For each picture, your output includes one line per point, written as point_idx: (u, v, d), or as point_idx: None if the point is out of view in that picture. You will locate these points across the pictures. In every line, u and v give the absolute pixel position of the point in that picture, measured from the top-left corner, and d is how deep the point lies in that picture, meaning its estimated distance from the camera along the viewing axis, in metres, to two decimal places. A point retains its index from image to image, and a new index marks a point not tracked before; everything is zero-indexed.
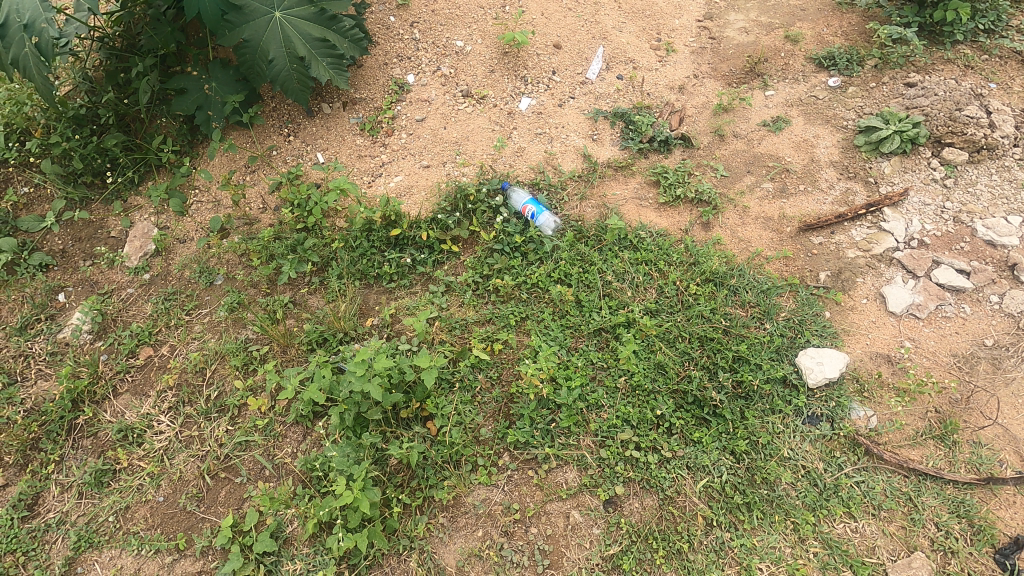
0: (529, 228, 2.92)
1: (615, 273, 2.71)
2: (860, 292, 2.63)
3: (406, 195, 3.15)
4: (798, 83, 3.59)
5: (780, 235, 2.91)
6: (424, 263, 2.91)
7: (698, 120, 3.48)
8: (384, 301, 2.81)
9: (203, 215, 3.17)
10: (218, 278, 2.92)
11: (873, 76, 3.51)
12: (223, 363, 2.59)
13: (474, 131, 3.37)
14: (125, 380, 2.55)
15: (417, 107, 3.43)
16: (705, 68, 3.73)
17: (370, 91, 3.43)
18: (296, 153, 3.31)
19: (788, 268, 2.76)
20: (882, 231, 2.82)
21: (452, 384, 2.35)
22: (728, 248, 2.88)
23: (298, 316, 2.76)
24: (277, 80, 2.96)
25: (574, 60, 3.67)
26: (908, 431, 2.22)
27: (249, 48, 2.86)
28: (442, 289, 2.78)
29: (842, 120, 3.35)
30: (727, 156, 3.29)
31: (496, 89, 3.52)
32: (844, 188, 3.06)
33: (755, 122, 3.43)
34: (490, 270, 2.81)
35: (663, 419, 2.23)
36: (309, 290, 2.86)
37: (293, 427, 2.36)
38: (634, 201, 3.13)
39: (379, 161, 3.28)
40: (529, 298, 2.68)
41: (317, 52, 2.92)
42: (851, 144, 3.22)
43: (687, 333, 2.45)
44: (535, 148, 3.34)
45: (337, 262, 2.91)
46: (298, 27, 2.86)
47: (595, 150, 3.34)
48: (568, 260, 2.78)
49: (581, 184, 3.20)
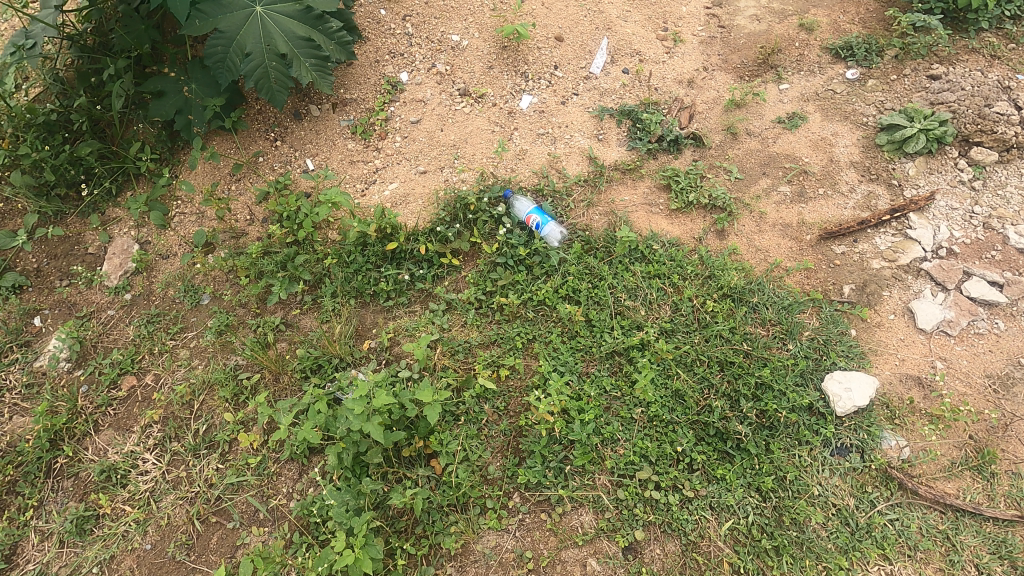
0: (533, 239, 2.78)
1: (626, 289, 2.58)
2: (887, 306, 2.48)
3: (402, 204, 2.97)
4: (814, 76, 3.41)
5: (800, 243, 2.75)
6: (423, 278, 2.75)
7: (708, 117, 3.31)
8: (382, 321, 2.65)
9: (186, 228, 2.98)
10: (204, 298, 2.77)
11: (893, 68, 3.33)
12: (212, 393, 2.44)
13: (473, 132, 3.17)
14: (107, 414, 2.39)
15: (412, 108, 3.21)
16: (715, 61, 3.54)
17: (361, 91, 3.21)
18: (284, 159, 3.11)
19: (810, 281, 2.60)
20: (908, 239, 2.66)
21: (457, 417, 2.21)
22: (745, 258, 2.73)
23: (290, 339, 2.61)
24: (251, 76, 2.71)
25: (577, 53, 3.46)
26: (944, 462, 2.09)
27: (222, 40, 2.64)
28: (442, 308, 2.64)
29: (861, 116, 3.17)
30: (741, 156, 3.13)
31: (496, 86, 3.30)
32: (866, 191, 2.89)
33: (769, 119, 3.26)
34: (494, 285, 2.67)
35: (683, 455, 2.08)
36: (301, 309, 2.70)
37: (288, 465, 2.21)
38: (644, 207, 2.97)
39: (372, 167, 3.09)
40: (535, 317, 2.55)
41: (300, 51, 2.73)
42: (873, 142, 3.04)
43: (706, 357, 2.30)
44: (537, 150, 3.16)
45: (330, 279, 2.74)
46: (281, 24, 2.68)
47: (601, 151, 3.17)
48: (576, 275, 2.65)
49: (588, 189, 3.03)
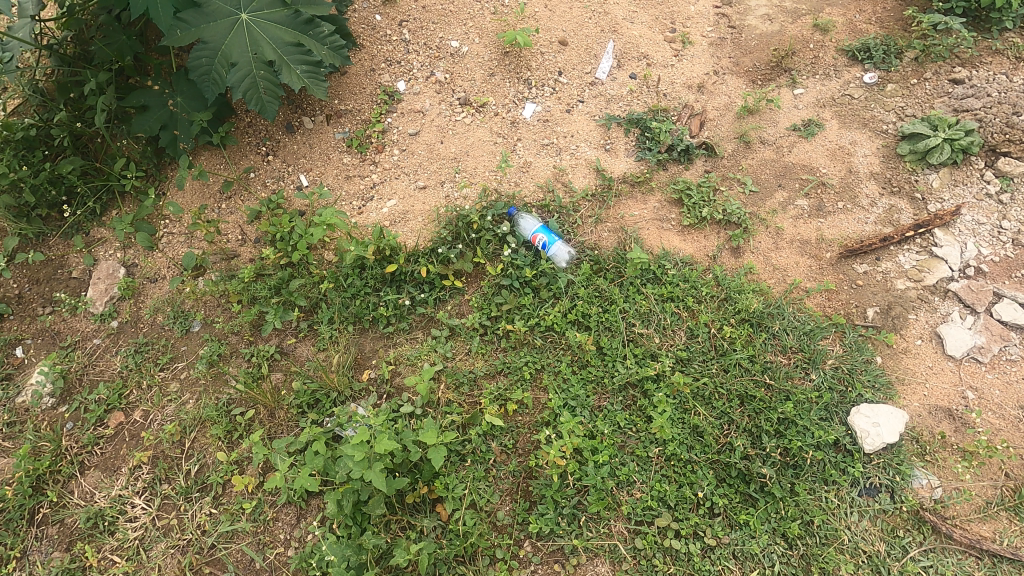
0: (540, 259, 2.66)
1: (639, 314, 2.46)
2: (913, 331, 2.36)
3: (401, 222, 2.83)
4: (830, 80, 3.26)
5: (819, 261, 2.63)
6: (424, 302, 2.63)
7: (720, 124, 3.17)
8: (382, 349, 2.53)
9: (175, 249, 2.85)
10: (195, 324, 2.65)
11: (913, 71, 3.18)
12: (204, 430, 2.32)
13: (475, 144, 3.02)
14: (93, 454, 2.28)
15: (410, 119, 3.06)
16: (725, 64, 3.38)
17: (356, 101, 3.05)
18: (276, 174, 2.96)
19: (831, 304, 2.47)
20: (933, 257, 2.54)
21: (464, 457, 2.10)
22: (762, 278, 2.61)
23: (286, 370, 2.49)
24: (238, 87, 2.52)
25: (582, 57, 3.30)
26: (978, 502, 1.99)
27: (206, 51, 2.47)
28: (445, 334, 2.52)
29: (881, 123, 3.03)
30: (755, 167, 3.00)
31: (498, 95, 3.14)
32: (887, 205, 2.76)
33: (784, 126, 3.11)
34: (499, 310, 2.55)
35: (704, 500, 1.99)
36: (297, 337, 2.58)
37: (285, 509, 2.11)
38: (655, 223, 2.84)
39: (370, 182, 2.95)
40: (544, 344, 2.43)
41: (290, 57, 2.54)
42: (894, 151, 2.91)
43: (725, 390, 2.19)
44: (542, 163, 3.02)
45: (327, 304, 2.62)
46: (269, 31, 2.52)
47: (609, 163, 3.03)
48: (585, 298, 2.52)
49: (596, 204, 2.90)
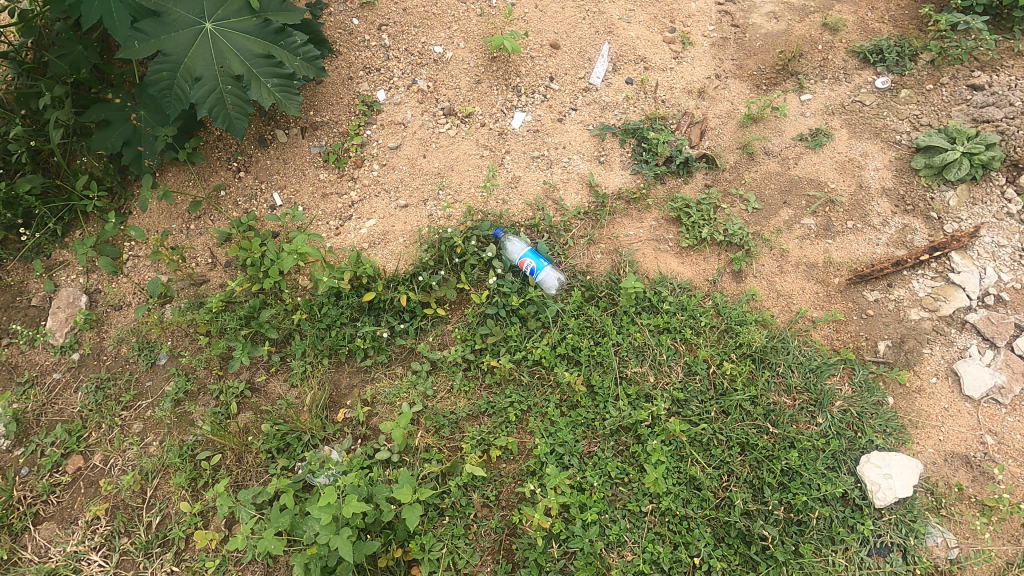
0: (528, 285, 2.49)
1: (633, 348, 2.30)
2: (928, 367, 2.19)
3: (381, 244, 2.66)
4: (839, 84, 3.05)
5: (827, 287, 2.45)
6: (404, 333, 2.46)
7: (722, 133, 2.97)
8: (358, 385, 2.38)
9: (141, 273, 2.69)
10: (161, 357, 2.49)
11: (929, 75, 2.97)
12: (167, 477, 2.19)
13: (460, 158, 2.84)
14: (48, 504, 2.15)
15: (391, 132, 2.86)
16: (728, 67, 3.17)
17: (333, 112, 2.85)
18: (248, 192, 2.78)
19: (839, 336, 2.30)
20: (950, 284, 2.36)
21: (443, 511, 1.98)
22: (765, 305, 2.44)
23: (256, 409, 2.35)
24: (203, 104, 2.34)
25: (575, 61, 3.09)
26: (997, 562, 1.85)
27: (168, 63, 2.27)
28: (426, 369, 2.36)
29: (894, 133, 2.83)
30: (759, 181, 2.81)
31: (485, 104, 2.94)
32: (900, 224, 2.58)
33: (790, 136, 2.92)
34: (484, 342, 2.39)
35: (701, 563, 1.87)
36: (268, 372, 2.42)
37: (251, 565, 2.01)
38: (652, 244, 2.66)
39: (348, 200, 2.77)
40: (531, 382, 2.28)
41: (260, 70, 2.36)
42: (908, 165, 2.71)
43: (725, 436, 2.05)
44: (532, 177, 2.83)
45: (301, 335, 2.46)
46: (235, 41, 2.33)
47: (603, 177, 2.85)
48: (576, 329, 2.36)
49: (589, 223, 2.72)
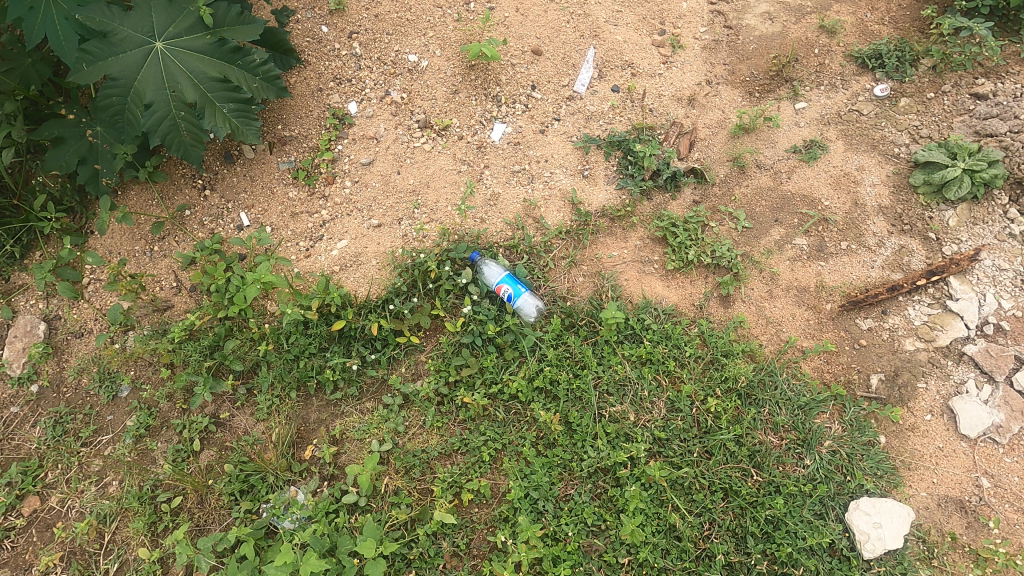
0: (505, 312, 2.38)
1: (613, 381, 2.19)
2: (922, 404, 2.08)
3: (353, 266, 2.55)
4: (836, 91, 2.89)
5: (818, 314, 2.34)
6: (375, 363, 2.35)
7: (712, 144, 2.82)
8: (327, 420, 2.28)
9: (102, 298, 2.57)
10: (123, 389, 2.39)
11: (930, 82, 2.82)
12: (127, 520, 2.12)
13: (436, 174, 2.70)
14: (4, 550, 2.09)
15: (363, 147, 2.73)
16: (719, 72, 3.00)
17: (302, 126, 2.72)
18: (214, 211, 2.65)
19: (830, 369, 2.20)
20: (948, 312, 2.24)
21: (410, 561, 1.93)
22: (754, 333, 2.33)
23: (221, 445, 2.26)
24: (155, 131, 2.24)
25: (558, 68, 2.94)
26: None
27: (116, 88, 2.15)
28: (398, 403, 2.25)
29: (891, 145, 2.69)
30: (750, 197, 2.67)
31: (462, 115, 2.80)
32: (897, 245, 2.45)
33: (783, 147, 2.77)
34: (458, 375, 2.27)
35: None
36: (234, 406, 2.32)
37: None
38: (636, 266, 2.54)
39: (318, 219, 2.65)
40: (506, 419, 2.18)
41: (215, 95, 2.24)
42: (906, 180, 2.58)
43: (707, 479, 1.97)
44: (512, 194, 2.70)
45: (267, 366, 2.35)
46: (188, 63, 2.20)
47: (587, 192, 2.71)
48: (554, 361, 2.25)
49: (571, 243, 2.59)
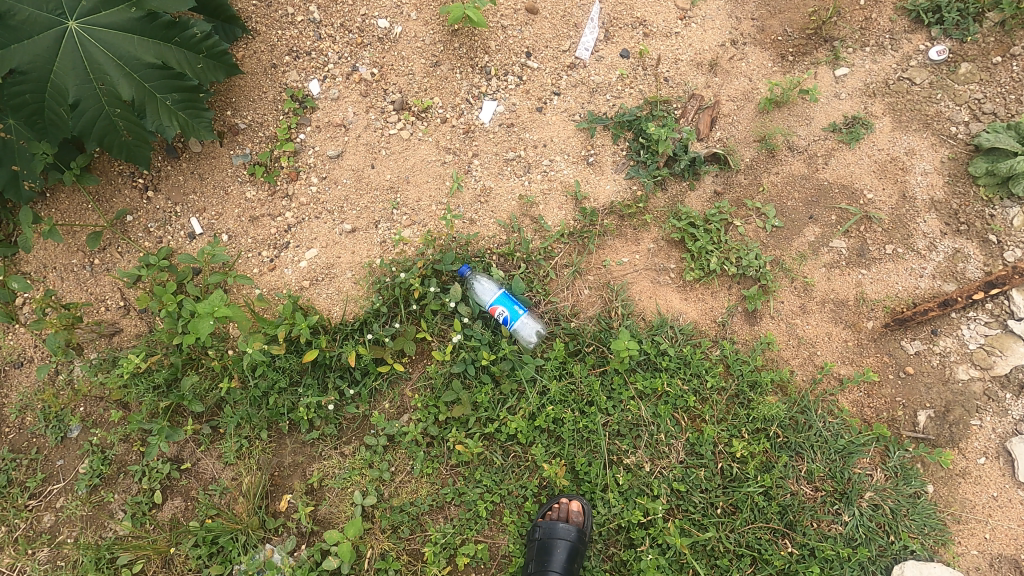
0: (501, 335, 2.08)
1: (627, 422, 1.95)
2: (975, 446, 1.89)
3: (325, 280, 2.22)
4: (883, 54, 2.40)
5: (858, 334, 2.06)
6: (354, 398, 2.07)
7: (736, 121, 2.38)
8: (301, 466, 2.04)
9: None
10: (73, 428, 2.11)
11: (997, 43, 2.32)
12: None
13: (418, 167, 2.31)
14: None
15: (330, 136, 2.32)
16: (747, 29, 2.47)
17: (256, 111, 2.29)
18: (161, 216, 2.28)
19: (871, 404, 1.97)
20: (1009, 333, 1.95)
21: None
22: (783, 356, 2.05)
23: (186, 494, 2.03)
24: (89, 134, 1.83)
25: (557, 27, 2.43)
26: None
27: (29, 84, 1.70)
28: (382, 446, 2.00)
29: (948, 122, 2.29)
30: (781, 187, 2.29)
31: (445, 93, 2.37)
32: (950, 249, 2.14)
33: (820, 125, 2.34)
34: (448, 415, 2.00)
35: None
36: (197, 449, 2.06)
37: None
38: (649, 275, 2.21)
39: (283, 223, 2.29)
40: (504, 463, 1.95)
41: (153, 85, 1.81)
42: (965, 168, 2.21)
43: (734, 541, 1.83)
44: (505, 189, 2.31)
45: (232, 405, 2.07)
46: (113, 46, 1.74)
47: (593, 184, 2.32)
48: (558, 397, 1.97)
49: (574, 247, 2.25)
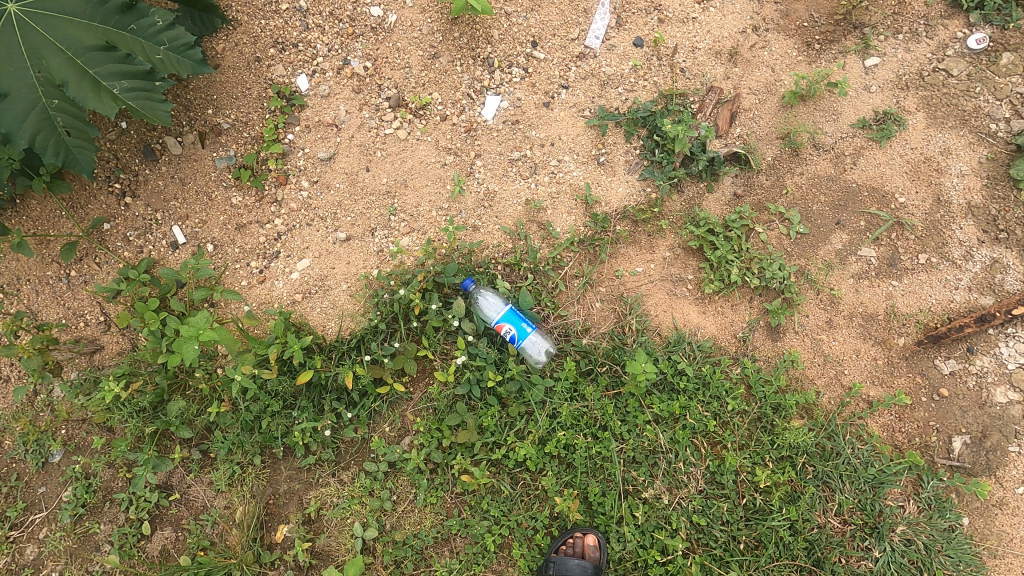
0: (507, 354, 1.95)
1: (643, 449, 1.84)
2: (1014, 475, 1.80)
3: (319, 293, 2.08)
4: (917, 42, 2.19)
5: (887, 351, 1.95)
6: (351, 422, 1.95)
7: (758, 117, 2.19)
8: (297, 494, 1.93)
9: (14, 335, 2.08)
10: (55, 454, 1.99)
11: None
12: None
13: (416, 169, 2.15)
14: None
15: (321, 136, 2.15)
16: (770, 14, 2.25)
17: (240, 109, 2.11)
18: (140, 225, 2.11)
19: (902, 428, 1.89)
20: None
21: None
22: (808, 376, 1.95)
23: (177, 524, 1.93)
24: (19, 131, 1.58)
25: (565, 14, 2.22)
26: None
27: None
28: (382, 474, 1.89)
29: (987, 119, 2.10)
30: (807, 189, 2.13)
31: (444, 88, 2.18)
32: (987, 258, 2.00)
33: (848, 121, 2.16)
34: (452, 441, 1.88)
35: None
36: (186, 476, 1.95)
37: None
38: (665, 287, 2.07)
39: (273, 232, 2.13)
40: (513, 491, 1.85)
41: (98, 69, 1.58)
42: (1007, 170, 2.05)
43: None
44: (510, 193, 2.15)
45: (222, 430, 1.95)
46: (56, 30, 1.56)
47: (604, 186, 2.15)
48: (568, 422, 1.86)
49: (585, 256, 2.10)
